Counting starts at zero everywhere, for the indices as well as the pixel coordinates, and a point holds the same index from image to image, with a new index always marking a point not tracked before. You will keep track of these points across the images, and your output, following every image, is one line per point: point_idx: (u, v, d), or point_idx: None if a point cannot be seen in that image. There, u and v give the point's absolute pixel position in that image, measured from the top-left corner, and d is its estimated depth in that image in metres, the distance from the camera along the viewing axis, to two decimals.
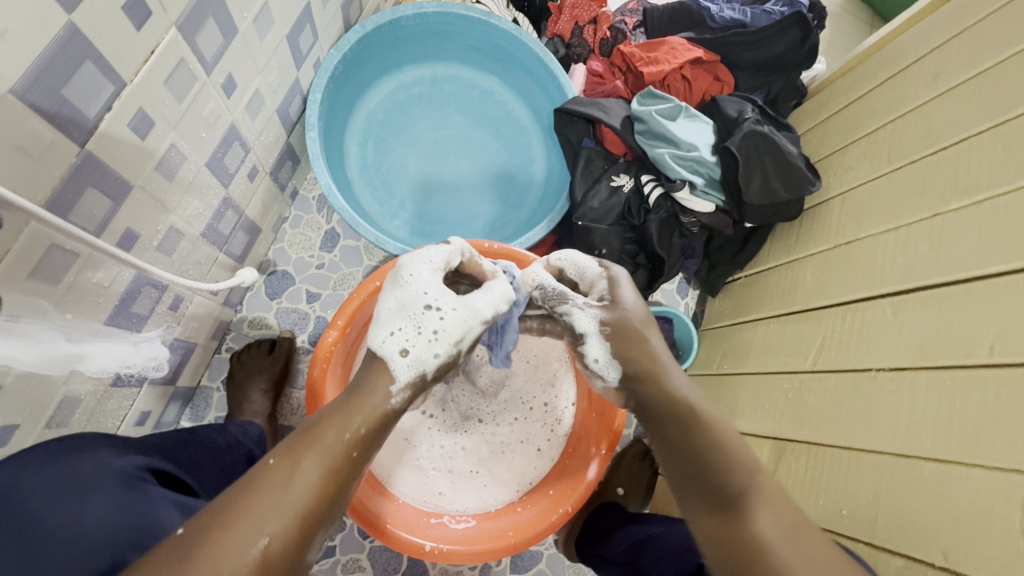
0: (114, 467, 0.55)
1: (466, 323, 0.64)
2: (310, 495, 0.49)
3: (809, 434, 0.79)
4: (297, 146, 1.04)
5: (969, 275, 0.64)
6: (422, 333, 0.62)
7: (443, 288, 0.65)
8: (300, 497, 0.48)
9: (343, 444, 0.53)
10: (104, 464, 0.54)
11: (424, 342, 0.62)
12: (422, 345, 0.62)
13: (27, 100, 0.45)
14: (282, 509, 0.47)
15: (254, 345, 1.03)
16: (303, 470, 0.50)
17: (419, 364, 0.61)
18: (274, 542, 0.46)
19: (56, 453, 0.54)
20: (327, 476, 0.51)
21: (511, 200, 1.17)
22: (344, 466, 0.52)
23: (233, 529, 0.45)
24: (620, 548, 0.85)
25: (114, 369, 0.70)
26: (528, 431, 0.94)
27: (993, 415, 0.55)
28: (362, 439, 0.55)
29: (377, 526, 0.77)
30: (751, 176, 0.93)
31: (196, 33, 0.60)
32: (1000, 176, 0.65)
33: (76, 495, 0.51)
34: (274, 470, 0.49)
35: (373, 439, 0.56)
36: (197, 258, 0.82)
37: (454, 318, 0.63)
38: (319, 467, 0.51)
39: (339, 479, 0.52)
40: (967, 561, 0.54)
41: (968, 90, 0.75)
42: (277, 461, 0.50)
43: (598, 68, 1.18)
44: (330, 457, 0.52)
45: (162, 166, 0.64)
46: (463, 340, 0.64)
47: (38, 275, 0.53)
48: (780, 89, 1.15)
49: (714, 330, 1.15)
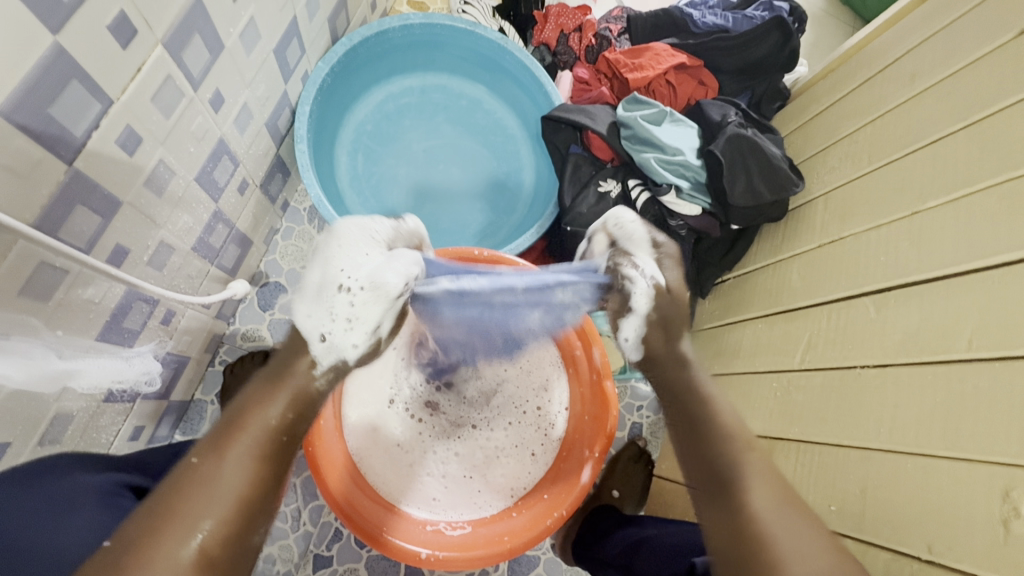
0: (89, 486, 0.56)
1: (380, 304, 0.61)
2: (238, 488, 0.48)
3: (798, 432, 0.80)
4: (287, 158, 1.04)
5: (948, 271, 0.66)
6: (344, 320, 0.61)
7: (356, 263, 0.63)
8: (232, 489, 0.48)
9: (272, 432, 0.53)
10: (81, 485, 0.56)
11: (340, 328, 0.60)
12: (339, 330, 0.60)
13: (15, 120, 0.46)
14: (216, 500, 0.47)
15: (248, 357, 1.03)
16: (230, 463, 0.49)
17: (337, 350, 0.60)
18: (211, 534, 0.46)
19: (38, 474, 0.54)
20: (257, 465, 0.50)
21: (500, 207, 1.18)
22: (276, 453, 0.52)
23: (162, 529, 0.44)
24: (613, 551, 0.86)
25: (107, 385, 0.71)
26: (521, 436, 0.94)
27: (974, 408, 0.56)
28: (294, 426, 0.55)
29: (373, 534, 0.79)
30: (734, 179, 0.95)
31: (183, 50, 0.61)
32: (977, 173, 0.66)
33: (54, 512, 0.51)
34: (199, 467, 0.48)
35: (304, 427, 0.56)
36: (188, 271, 0.83)
37: (368, 307, 0.61)
38: (246, 457, 0.50)
39: (270, 462, 0.51)
40: (952, 553, 0.55)
41: (942, 91, 0.77)
42: (201, 459, 0.49)
43: (584, 75, 1.19)
44: (260, 446, 0.51)
45: (150, 182, 0.65)
46: (380, 325, 0.62)
47: (27, 293, 0.53)
48: (764, 92, 1.17)
49: (704, 332, 1.16)
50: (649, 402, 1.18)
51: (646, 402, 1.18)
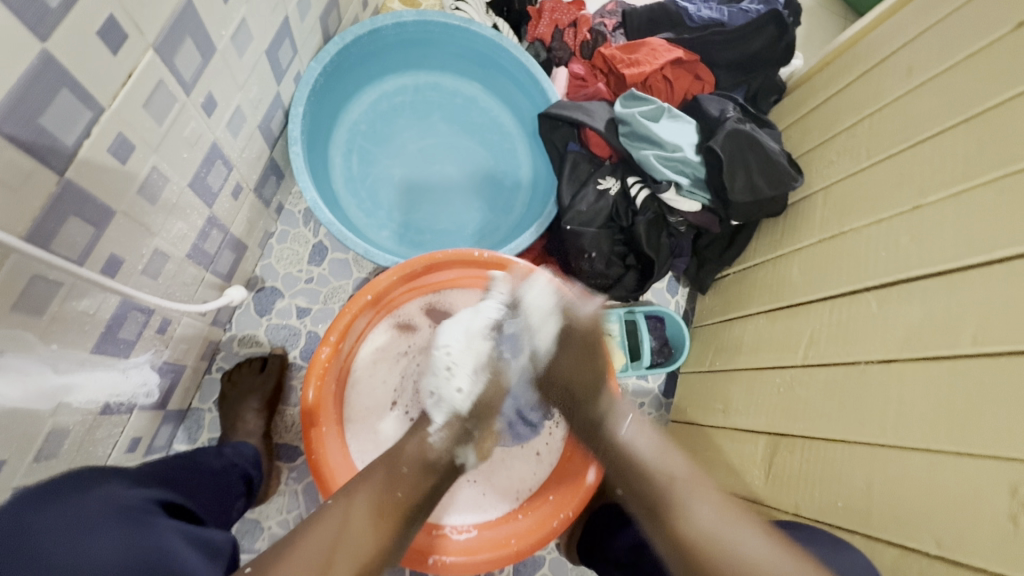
0: (120, 501, 0.56)
1: (470, 352, 0.84)
2: (360, 526, 0.59)
3: (802, 428, 0.80)
4: (280, 160, 1.03)
5: (952, 266, 0.66)
6: (443, 372, 0.83)
7: (450, 338, 0.86)
8: (356, 535, 0.59)
9: (393, 488, 0.65)
10: (112, 498, 0.56)
11: (445, 380, 0.82)
12: (445, 382, 0.82)
13: (4, 131, 0.44)
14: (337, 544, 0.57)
15: (245, 363, 1.02)
16: (355, 512, 0.61)
17: (449, 403, 0.80)
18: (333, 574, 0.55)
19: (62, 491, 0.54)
20: (376, 517, 0.61)
21: (497, 206, 1.17)
22: (393, 508, 0.63)
23: (292, 554, 0.54)
24: (621, 546, 0.86)
25: (103, 398, 0.69)
26: (527, 437, 0.95)
27: (982, 403, 0.56)
28: (406, 485, 0.67)
29: None
30: (734, 174, 0.93)
31: (174, 55, 0.59)
32: (979, 167, 0.66)
33: (81, 529, 0.50)
34: (332, 512, 0.60)
35: (411, 484, 0.68)
36: (183, 279, 0.81)
37: (457, 353, 0.84)
38: (368, 506, 0.62)
39: (390, 518, 0.62)
40: (960, 548, 0.55)
41: (941, 85, 0.77)
42: (335, 501, 0.62)
43: (580, 70, 1.18)
44: (381, 496, 0.63)
45: (144, 190, 0.63)
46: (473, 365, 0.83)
47: (21, 307, 0.52)
48: (760, 86, 1.17)
49: (705, 327, 1.16)
50: (650, 399, 1.18)
51: (647, 399, 1.18)
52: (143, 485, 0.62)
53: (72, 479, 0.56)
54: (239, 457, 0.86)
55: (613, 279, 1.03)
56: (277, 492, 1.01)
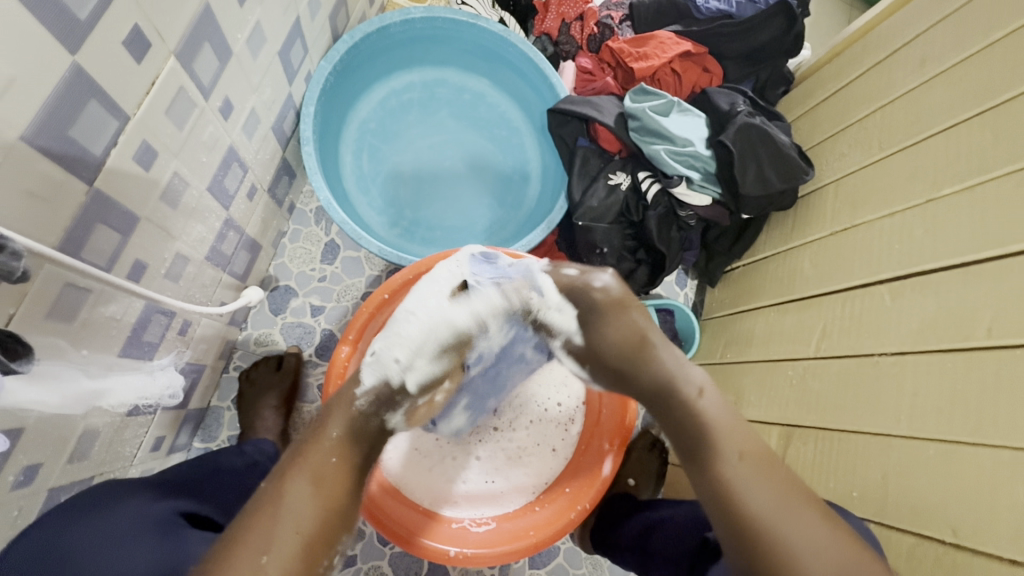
0: (149, 514, 0.58)
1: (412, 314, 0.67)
2: (307, 506, 0.52)
3: (816, 419, 0.81)
4: (292, 159, 1.03)
5: (966, 259, 0.66)
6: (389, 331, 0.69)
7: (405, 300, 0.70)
8: (297, 509, 0.52)
9: (326, 454, 0.56)
10: (140, 513, 0.58)
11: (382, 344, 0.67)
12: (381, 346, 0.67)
13: (38, 144, 0.45)
14: (281, 526, 0.50)
15: (261, 362, 1.03)
16: (290, 487, 0.53)
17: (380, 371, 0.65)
18: (274, 557, 0.48)
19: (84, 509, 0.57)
20: (315, 484, 0.54)
21: (507, 201, 1.17)
22: (332, 474, 0.55)
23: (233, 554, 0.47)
24: (630, 534, 0.88)
25: (131, 402, 0.70)
26: (542, 433, 0.95)
27: (998, 395, 0.57)
28: (347, 447, 0.58)
29: (402, 536, 0.81)
30: (745, 168, 0.94)
31: (193, 60, 0.60)
32: (993, 159, 0.67)
33: (109, 545, 0.53)
34: (266, 492, 0.53)
35: (355, 446, 0.59)
36: (203, 280, 0.82)
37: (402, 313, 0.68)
38: (304, 480, 0.53)
39: (336, 485, 0.55)
40: (976, 536, 0.56)
41: (954, 77, 0.77)
42: (272, 484, 0.54)
43: (587, 65, 1.18)
44: (314, 467, 0.55)
45: (166, 195, 0.64)
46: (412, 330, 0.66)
47: (54, 315, 0.53)
48: (768, 77, 1.16)
49: (714, 320, 1.17)
50: None
51: None
52: (167, 497, 0.64)
53: (96, 496, 0.59)
54: (261, 456, 0.86)
55: (624, 273, 1.05)
56: None
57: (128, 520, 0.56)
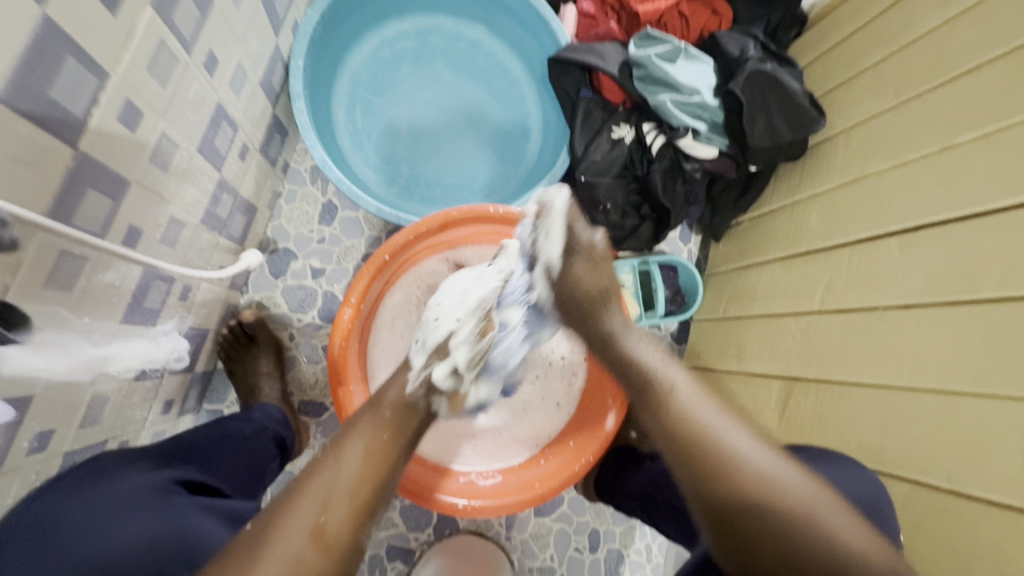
0: (149, 483, 0.59)
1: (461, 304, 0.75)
2: (358, 468, 0.55)
3: (817, 372, 0.82)
4: (284, 117, 1.00)
5: (978, 210, 0.65)
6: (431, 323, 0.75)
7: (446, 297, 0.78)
8: (349, 471, 0.54)
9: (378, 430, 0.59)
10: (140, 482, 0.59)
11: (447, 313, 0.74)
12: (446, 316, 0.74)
13: (16, 106, 0.43)
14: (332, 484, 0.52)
15: (231, 336, 1.03)
16: (346, 451, 0.56)
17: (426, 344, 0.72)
18: (328, 519, 0.50)
19: (86, 481, 0.57)
20: (369, 453, 0.57)
21: (508, 156, 1.14)
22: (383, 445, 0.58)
23: (285, 518, 0.50)
24: (634, 484, 0.91)
25: (139, 366, 0.71)
26: (547, 387, 0.98)
27: (1002, 347, 0.58)
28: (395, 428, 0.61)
29: (413, 490, 0.82)
30: (754, 119, 0.90)
31: (173, 11, 0.56)
32: (1013, 105, 0.64)
33: (104, 518, 0.54)
34: (320, 462, 0.55)
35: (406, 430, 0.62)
36: (199, 244, 0.81)
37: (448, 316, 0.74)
38: (358, 446, 0.57)
39: (385, 458, 0.58)
40: (971, 483, 0.58)
41: (979, 15, 0.72)
42: (324, 456, 0.56)
43: (589, 9, 1.10)
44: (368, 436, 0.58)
45: (156, 157, 0.62)
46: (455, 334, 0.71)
47: (53, 284, 0.52)
48: (780, 19, 1.09)
49: (718, 275, 1.17)
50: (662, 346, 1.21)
51: None
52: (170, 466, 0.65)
53: (97, 467, 0.59)
54: (267, 421, 0.92)
55: (628, 230, 1.02)
56: (306, 446, 1.06)
57: (125, 492, 0.57)
